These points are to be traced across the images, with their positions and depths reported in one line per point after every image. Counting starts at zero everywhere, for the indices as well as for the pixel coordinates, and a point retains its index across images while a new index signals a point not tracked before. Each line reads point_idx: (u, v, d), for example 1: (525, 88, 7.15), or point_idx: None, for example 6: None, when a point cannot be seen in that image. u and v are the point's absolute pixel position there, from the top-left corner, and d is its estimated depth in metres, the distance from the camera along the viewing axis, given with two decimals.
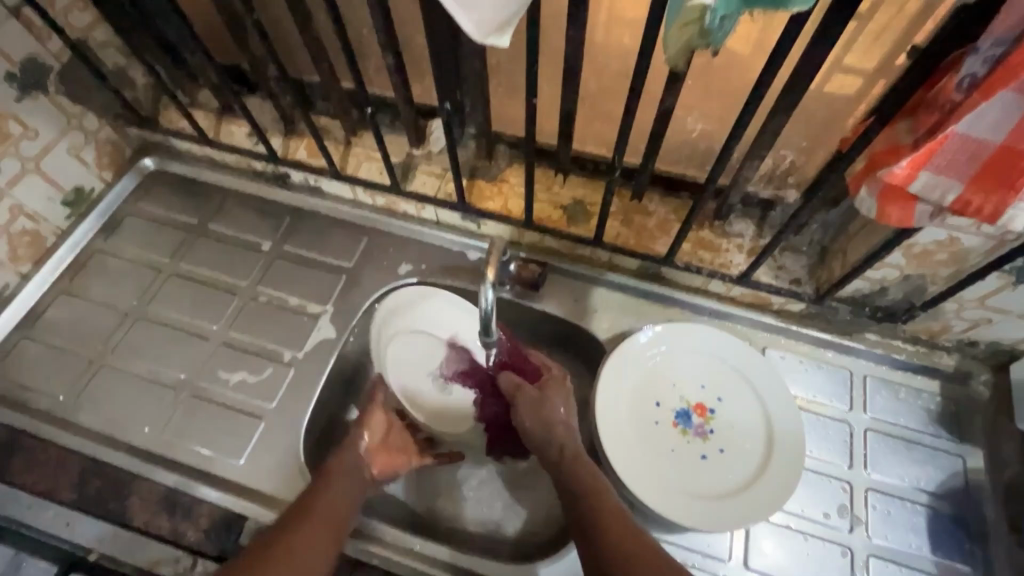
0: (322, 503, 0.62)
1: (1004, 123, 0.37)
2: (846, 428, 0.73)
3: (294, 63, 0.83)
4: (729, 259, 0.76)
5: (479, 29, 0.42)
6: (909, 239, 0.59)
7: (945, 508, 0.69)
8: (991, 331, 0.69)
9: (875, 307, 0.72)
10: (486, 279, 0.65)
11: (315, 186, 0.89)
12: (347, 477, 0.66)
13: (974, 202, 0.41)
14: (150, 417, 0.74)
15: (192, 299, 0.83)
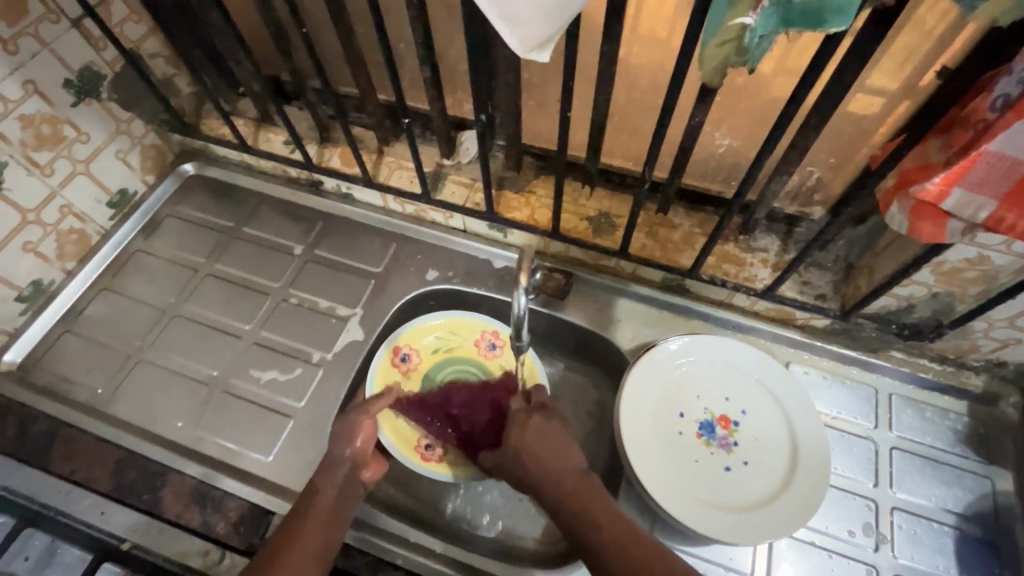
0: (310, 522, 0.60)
1: None
2: (872, 446, 0.73)
3: (333, 75, 0.86)
4: (755, 273, 0.77)
5: (522, 44, 0.44)
6: (938, 257, 0.59)
7: (973, 530, 0.68)
8: (1020, 352, 0.68)
9: (902, 325, 0.71)
10: (519, 285, 0.65)
11: (347, 193, 0.92)
12: (335, 502, 0.62)
13: (1004, 217, 0.41)
14: (184, 412, 0.76)
15: (227, 298, 0.85)
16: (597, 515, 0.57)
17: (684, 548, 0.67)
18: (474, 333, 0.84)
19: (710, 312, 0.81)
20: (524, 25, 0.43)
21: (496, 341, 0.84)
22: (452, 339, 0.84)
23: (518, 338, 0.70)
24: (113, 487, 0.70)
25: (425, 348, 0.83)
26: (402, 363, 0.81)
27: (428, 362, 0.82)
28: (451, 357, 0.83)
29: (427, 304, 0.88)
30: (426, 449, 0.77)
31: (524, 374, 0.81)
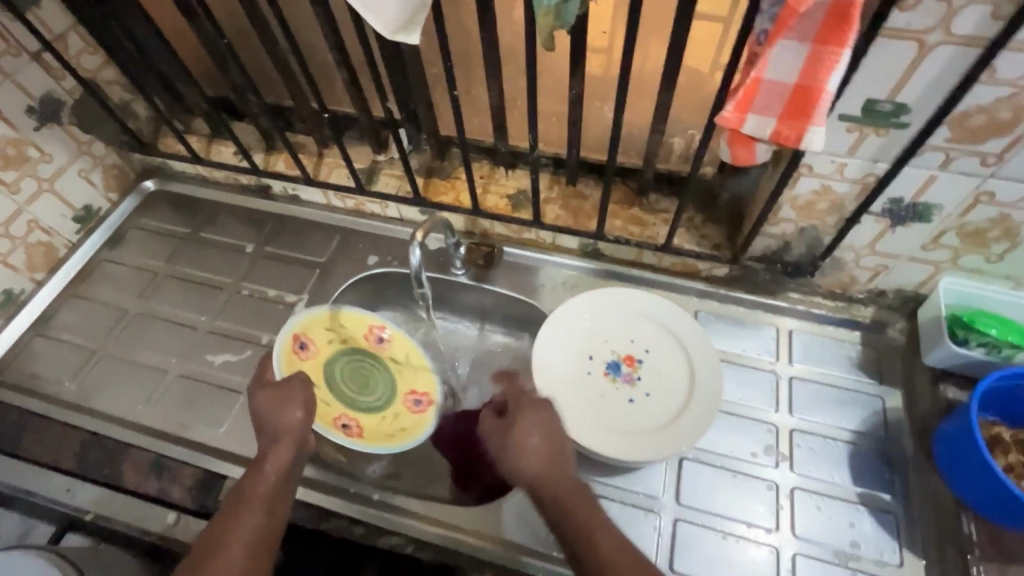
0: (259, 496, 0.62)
1: (796, 64, 0.45)
2: (773, 377, 0.79)
3: (272, 89, 0.96)
4: (656, 231, 0.85)
5: (386, 28, 0.53)
6: (791, 192, 0.67)
7: (868, 444, 0.73)
8: (893, 278, 0.75)
9: (785, 263, 0.78)
10: (412, 240, 0.69)
11: (294, 195, 1.01)
12: (279, 477, 0.64)
13: (784, 132, 0.49)
14: (143, 397, 0.83)
15: (184, 295, 0.93)
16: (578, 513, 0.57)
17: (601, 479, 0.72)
18: (364, 325, 0.86)
19: (624, 271, 0.89)
20: (384, 12, 0.52)
21: (386, 334, 0.87)
22: (345, 331, 0.86)
23: (420, 286, 0.76)
24: (77, 465, 0.76)
25: (322, 338, 0.85)
26: (300, 352, 0.82)
27: (327, 353, 0.85)
28: (346, 348, 0.86)
29: (371, 288, 0.96)
30: (341, 426, 0.79)
31: (417, 362, 0.86)
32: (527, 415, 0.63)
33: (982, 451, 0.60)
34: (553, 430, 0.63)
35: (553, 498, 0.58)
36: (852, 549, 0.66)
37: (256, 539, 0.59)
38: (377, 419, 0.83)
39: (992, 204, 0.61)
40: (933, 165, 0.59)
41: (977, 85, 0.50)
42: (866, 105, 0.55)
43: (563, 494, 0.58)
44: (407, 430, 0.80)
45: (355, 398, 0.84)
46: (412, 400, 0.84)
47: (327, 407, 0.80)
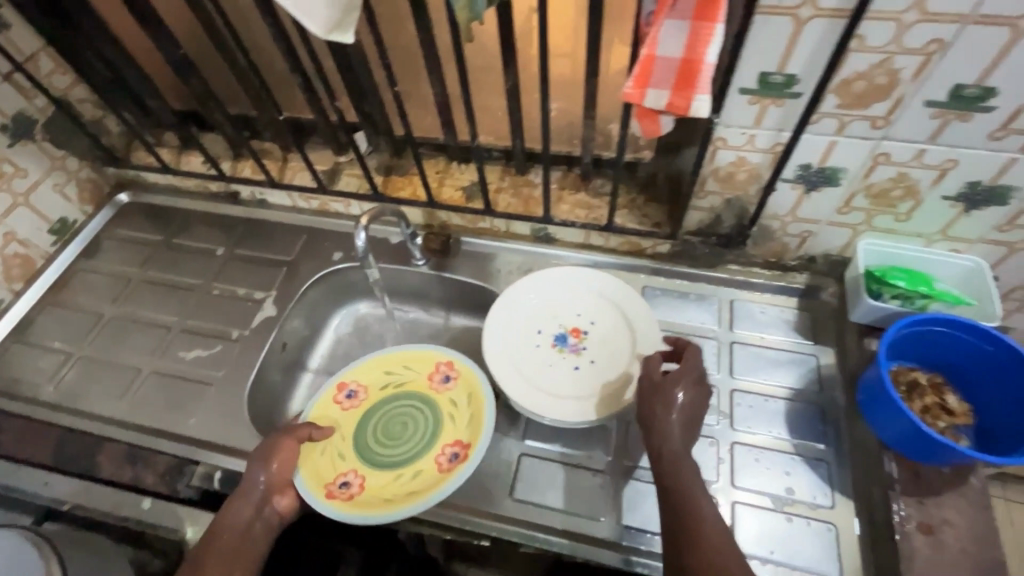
0: (225, 547, 0.63)
1: (679, 40, 0.51)
2: (715, 343, 0.84)
3: (236, 99, 1.01)
4: (601, 213, 0.90)
5: (321, 28, 0.58)
6: (712, 164, 0.72)
7: (803, 399, 0.78)
8: (819, 243, 0.80)
9: (718, 235, 0.84)
10: (357, 225, 0.74)
11: (262, 199, 1.05)
12: (245, 527, 0.65)
13: (677, 102, 0.54)
14: (118, 393, 0.86)
15: (158, 298, 0.97)
16: (686, 482, 0.59)
17: (553, 444, 0.76)
18: (427, 368, 0.83)
19: (575, 253, 0.93)
20: (317, 14, 0.57)
21: (451, 372, 0.82)
22: (405, 373, 0.83)
23: (368, 267, 0.82)
24: (54, 460, 0.79)
25: (375, 385, 0.83)
26: (346, 399, 0.81)
27: (376, 398, 0.81)
28: (401, 393, 0.82)
29: (337, 283, 0.99)
30: (340, 487, 0.72)
31: (472, 409, 0.77)
32: (683, 373, 0.66)
33: (896, 402, 0.63)
34: (698, 397, 0.66)
35: (664, 448, 0.62)
36: (788, 495, 0.70)
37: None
38: (388, 480, 0.74)
39: (890, 165, 0.66)
40: (831, 131, 0.64)
41: (851, 53, 0.56)
42: (761, 78, 0.60)
43: (668, 445, 0.62)
44: (416, 493, 0.71)
45: (381, 453, 0.76)
46: (443, 456, 0.75)
47: (339, 461, 0.75)
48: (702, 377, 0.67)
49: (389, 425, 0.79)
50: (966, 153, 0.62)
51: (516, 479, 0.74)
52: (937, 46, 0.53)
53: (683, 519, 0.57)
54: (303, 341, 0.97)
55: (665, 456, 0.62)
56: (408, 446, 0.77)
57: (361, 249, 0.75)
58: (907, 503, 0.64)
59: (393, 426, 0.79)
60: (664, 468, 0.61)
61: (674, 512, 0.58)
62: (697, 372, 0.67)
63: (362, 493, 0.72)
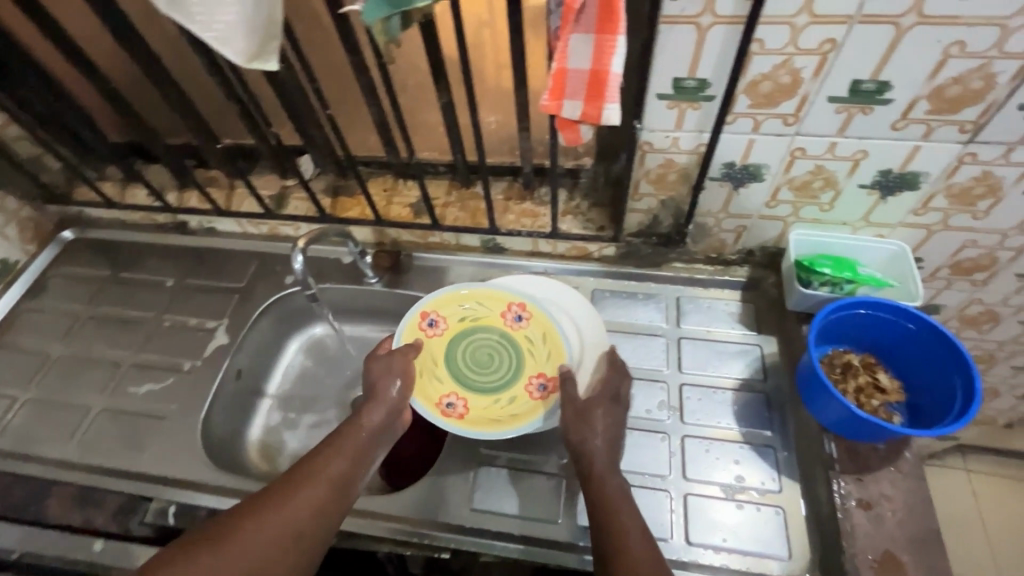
0: (347, 446, 0.66)
1: (586, 53, 0.53)
2: (663, 339, 0.86)
3: (177, 129, 1.01)
4: (546, 220, 0.91)
5: (243, 57, 0.59)
6: (642, 167, 0.75)
7: (749, 388, 0.80)
8: (754, 237, 0.83)
9: (659, 235, 0.86)
10: (294, 247, 0.74)
11: (210, 227, 1.05)
12: (367, 437, 0.68)
13: (590, 113, 0.56)
14: (65, 435, 0.84)
15: (106, 334, 0.95)
16: (610, 493, 0.63)
17: (509, 452, 0.77)
18: (500, 304, 0.83)
19: (525, 262, 0.95)
20: (236, 43, 0.58)
21: (523, 312, 0.82)
22: (479, 308, 0.83)
23: (309, 288, 0.81)
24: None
25: (453, 316, 0.83)
26: (429, 328, 0.82)
27: (456, 329, 0.82)
28: (479, 324, 0.82)
29: (291, 307, 0.98)
30: (448, 406, 0.76)
31: (552, 344, 0.79)
32: (602, 392, 0.72)
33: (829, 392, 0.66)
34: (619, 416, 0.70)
35: (592, 470, 0.65)
36: (738, 482, 0.72)
37: (325, 482, 0.62)
38: (488, 402, 0.77)
39: (807, 158, 0.69)
40: (747, 129, 0.67)
41: (754, 55, 0.59)
42: (675, 84, 0.63)
43: (597, 468, 0.65)
44: (517, 417, 0.75)
45: (474, 378, 0.79)
46: (534, 384, 0.78)
47: (438, 384, 0.78)
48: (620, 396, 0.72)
49: (475, 353, 0.81)
50: (874, 143, 0.66)
51: (473, 489, 0.74)
52: (831, 45, 0.56)
53: (608, 529, 0.60)
54: (259, 367, 0.95)
55: (596, 471, 0.65)
56: (497, 372, 0.80)
57: (299, 271, 0.75)
58: (846, 481, 0.67)
59: (477, 355, 0.81)
60: (593, 485, 0.64)
61: (602, 523, 0.60)
62: (615, 386, 0.73)
63: (468, 413, 0.76)
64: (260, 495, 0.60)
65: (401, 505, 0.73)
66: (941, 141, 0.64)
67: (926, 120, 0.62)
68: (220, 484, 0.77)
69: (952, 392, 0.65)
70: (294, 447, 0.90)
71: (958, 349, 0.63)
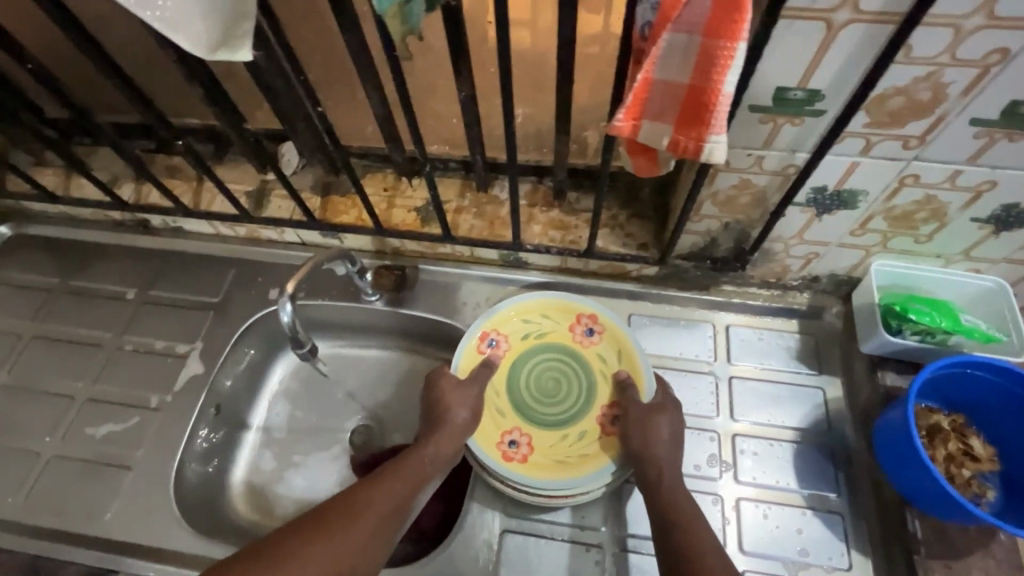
0: (405, 475, 0.59)
1: (686, 61, 0.38)
2: (711, 378, 0.75)
3: (128, 110, 0.83)
4: (579, 235, 0.78)
5: (202, 46, 0.43)
6: (710, 187, 0.61)
7: (811, 440, 0.70)
8: (825, 264, 0.71)
9: (714, 258, 0.73)
10: (283, 293, 0.61)
11: (177, 227, 0.89)
12: (426, 468, 0.60)
13: (683, 142, 0.42)
14: (12, 486, 0.71)
15: (56, 358, 0.81)
16: (681, 504, 0.57)
17: (539, 516, 0.67)
18: (567, 317, 0.73)
19: (550, 279, 0.82)
20: (190, 27, 0.42)
21: (595, 326, 0.73)
22: (543, 324, 0.74)
23: (303, 346, 0.66)
24: None
25: (516, 335, 0.73)
26: (489, 350, 0.72)
27: (519, 349, 0.73)
28: (545, 342, 0.73)
29: (272, 326, 0.84)
30: (510, 447, 0.67)
31: (629, 363, 0.70)
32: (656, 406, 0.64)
33: (918, 449, 0.57)
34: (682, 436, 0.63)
35: (660, 479, 0.59)
36: (801, 557, 0.64)
37: (385, 507, 0.55)
38: (555, 440, 0.68)
39: (917, 187, 0.56)
40: (854, 151, 0.53)
41: (892, 65, 0.45)
42: (777, 94, 0.49)
43: (673, 506, 0.57)
44: (590, 457, 0.66)
45: (540, 410, 0.70)
46: (606, 418, 0.68)
47: (500, 419, 0.69)
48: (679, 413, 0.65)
49: (540, 378, 0.71)
50: (1009, 174, 0.53)
51: (499, 564, 0.64)
52: (1000, 56, 0.43)
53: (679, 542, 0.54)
54: (241, 398, 0.83)
55: (665, 482, 0.59)
56: (565, 401, 0.70)
57: (289, 325, 0.62)
58: (933, 568, 0.58)
59: (541, 381, 0.71)
60: (661, 496, 0.58)
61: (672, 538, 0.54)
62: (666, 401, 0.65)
63: (533, 454, 0.67)
64: (311, 517, 0.52)
65: None
66: None
67: None
68: (200, 554, 0.66)
69: None
70: (286, 492, 0.79)
71: None
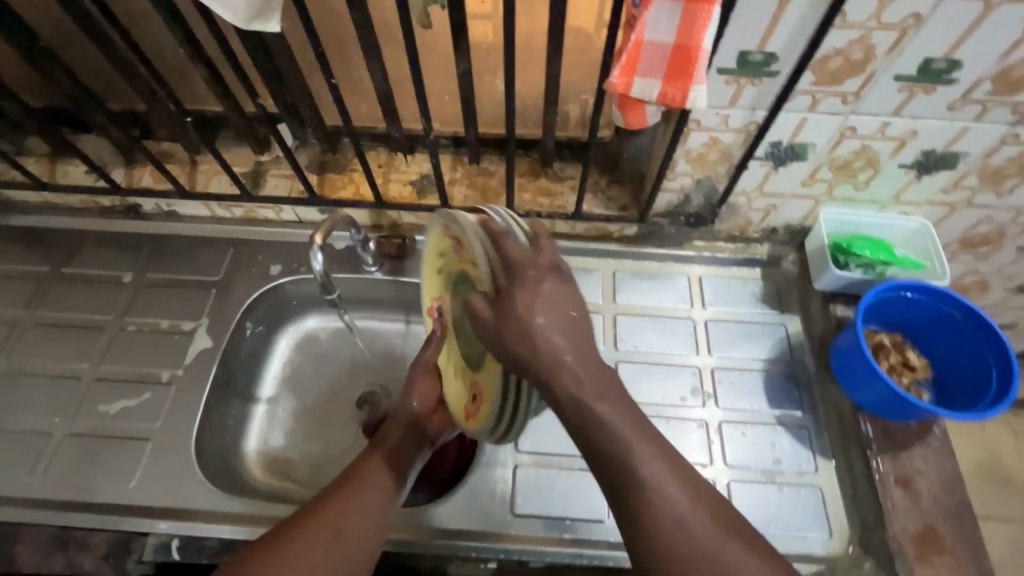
0: (389, 446, 0.62)
1: (671, 24, 0.46)
2: (690, 322, 0.83)
3: (118, 94, 0.84)
4: (565, 200, 0.85)
5: (239, 17, 0.48)
6: (683, 146, 0.70)
7: (778, 369, 0.80)
8: (782, 215, 0.81)
9: (687, 215, 0.82)
10: (312, 244, 0.65)
11: (170, 211, 0.89)
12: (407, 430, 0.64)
13: (670, 94, 0.49)
14: (27, 466, 0.72)
15: (56, 344, 0.81)
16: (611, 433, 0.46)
17: (548, 449, 0.74)
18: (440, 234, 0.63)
19: None
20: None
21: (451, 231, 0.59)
22: (443, 259, 0.65)
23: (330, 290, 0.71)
24: None
25: (442, 289, 0.68)
26: (438, 318, 0.69)
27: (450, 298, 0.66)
28: (451, 278, 0.64)
29: (275, 299, 0.87)
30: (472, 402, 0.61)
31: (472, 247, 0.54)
32: (535, 286, 0.48)
33: (869, 358, 0.67)
34: (574, 300, 0.49)
35: (573, 402, 0.46)
36: (776, 465, 0.73)
37: (382, 475, 0.59)
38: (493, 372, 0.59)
39: (855, 138, 0.66)
40: (803, 107, 0.63)
41: (832, 30, 0.54)
42: (740, 57, 0.58)
43: (602, 433, 0.46)
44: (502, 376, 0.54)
45: (478, 349, 0.62)
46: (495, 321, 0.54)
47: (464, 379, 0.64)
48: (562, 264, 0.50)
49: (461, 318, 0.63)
50: (926, 123, 0.64)
51: (515, 494, 0.70)
52: (914, 20, 0.53)
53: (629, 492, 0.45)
54: (248, 371, 0.85)
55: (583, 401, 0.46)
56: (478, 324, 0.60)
57: (319, 271, 0.66)
58: (883, 460, 0.69)
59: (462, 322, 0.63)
60: (584, 429, 0.46)
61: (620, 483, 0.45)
62: (535, 266, 0.49)
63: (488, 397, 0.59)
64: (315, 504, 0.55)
65: (454, 519, 0.69)
66: (991, 123, 0.63)
67: (984, 101, 0.60)
68: (228, 511, 0.69)
69: (987, 387, 0.68)
70: (301, 456, 0.82)
71: (1003, 344, 0.66)
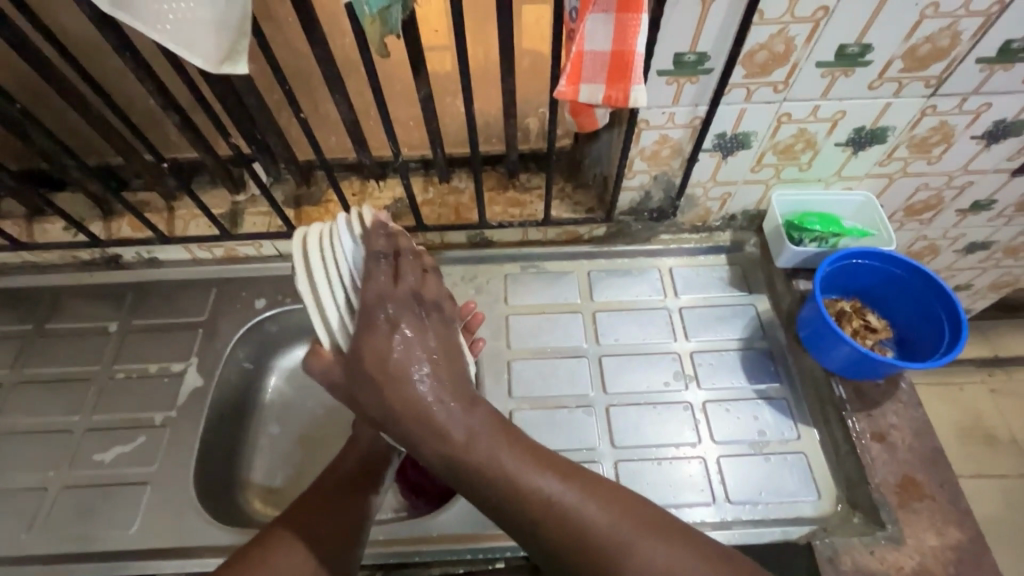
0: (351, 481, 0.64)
1: (607, 33, 0.51)
2: (665, 311, 0.87)
3: (93, 150, 0.87)
4: (535, 208, 0.89)
5: (210, 61, 0.51)
6: (636, 145, 0.75)
7: (752, 346, 0.83)
8: (738, 201, 0.86)
9: (650, 210, 0.87)
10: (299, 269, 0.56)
11: (151, 258, 0.91)
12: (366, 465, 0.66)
13: (614, 95, 0.54)
14: (25, 523, 0.72)
15: (44, 399, 0.81)
16: (492, 480, 0.52)
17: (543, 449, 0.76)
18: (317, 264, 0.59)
19: (516, 252, 0.92)
20: (201, 46, 0.50)
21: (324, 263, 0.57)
22: None
23: None
24: None
25: None
26: None
27: None
28: None
29: (262, 333, 0.89)
30: None
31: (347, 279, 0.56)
32: (392, 333, 0.54)
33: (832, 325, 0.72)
34: (431, 344, 0.56)
35: (452, 451, 0.52)
36: (761, 437, 0.76)
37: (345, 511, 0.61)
38: None
39: (792, 123, 0.72)
40: (740, 99, 0.69)
41: (753, 26, 0.60)
42: (676, 59, 0.64)
43: (484, 470, 0.52)
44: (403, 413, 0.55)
45: None
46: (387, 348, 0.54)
47: None
48: (420, 295, 0.56)
49: None
50: (852, 103, 0.70)
51: None
52: (824, 12, 0.59)
53: (530, 524, 0.51)
54: (241, 406, 0.86)
55: (460, 450, 0.52)
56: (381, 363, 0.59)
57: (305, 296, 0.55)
58: (859, 418, 0.73)
59: None
60: (466, 483, 0.53)
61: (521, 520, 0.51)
62: (393, 306, 0.54)
63: None
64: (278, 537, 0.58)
65: (458, 529, 0.70)
66: (909, 97, 0.69)
67: (899, 78, 0.66)
68: (235, 544, 0.69)
69: (940, 336, 0.73)
70: (301, 484, 0.83)
71: (948, 294, 0.71)
